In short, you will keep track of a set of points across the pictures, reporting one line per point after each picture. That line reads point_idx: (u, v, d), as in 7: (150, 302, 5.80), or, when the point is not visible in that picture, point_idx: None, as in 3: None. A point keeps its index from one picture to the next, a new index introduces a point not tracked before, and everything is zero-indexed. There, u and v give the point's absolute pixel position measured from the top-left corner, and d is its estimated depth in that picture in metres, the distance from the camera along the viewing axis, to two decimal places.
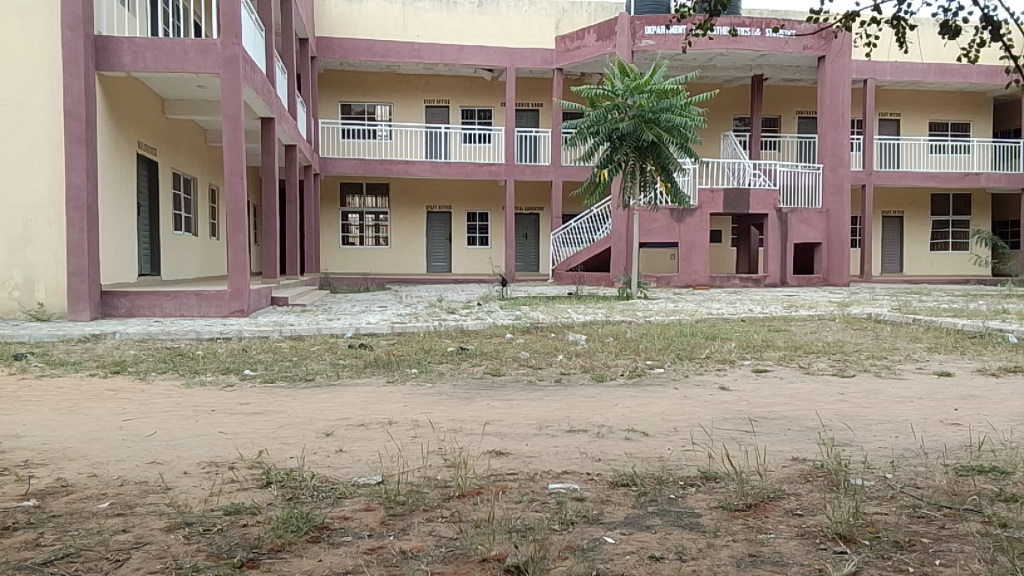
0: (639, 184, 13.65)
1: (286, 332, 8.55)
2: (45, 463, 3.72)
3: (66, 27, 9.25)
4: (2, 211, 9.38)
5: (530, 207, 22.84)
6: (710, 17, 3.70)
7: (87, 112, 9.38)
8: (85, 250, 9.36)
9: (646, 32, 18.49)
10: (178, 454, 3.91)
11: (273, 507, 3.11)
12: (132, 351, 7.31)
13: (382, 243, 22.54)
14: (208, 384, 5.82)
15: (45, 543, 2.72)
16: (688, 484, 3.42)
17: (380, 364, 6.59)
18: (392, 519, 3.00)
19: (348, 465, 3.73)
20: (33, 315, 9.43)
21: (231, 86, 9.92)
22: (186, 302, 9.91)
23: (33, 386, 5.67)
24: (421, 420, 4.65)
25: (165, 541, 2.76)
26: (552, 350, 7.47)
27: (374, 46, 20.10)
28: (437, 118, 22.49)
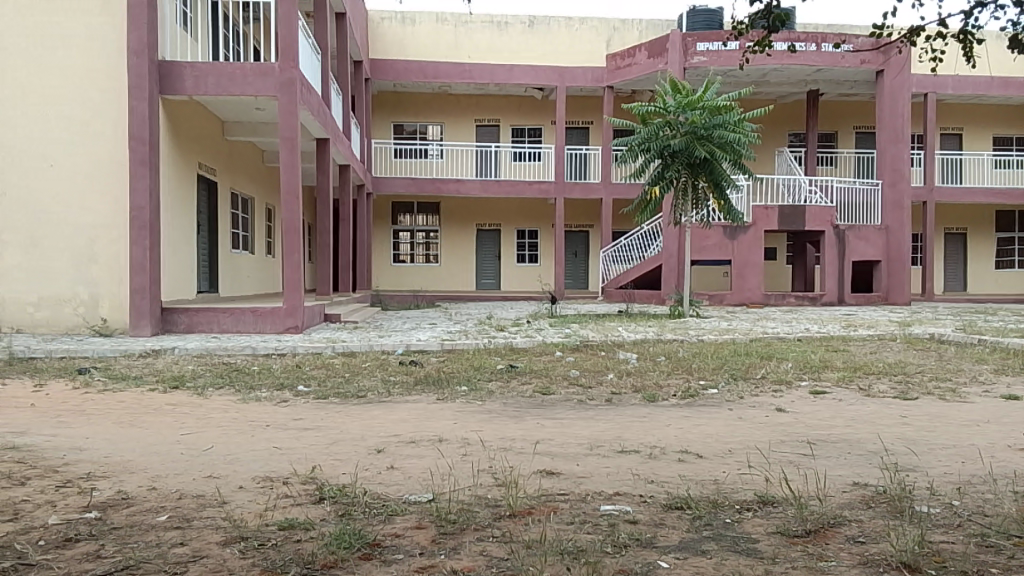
0: (691, 201, 13.56)
1: (339, 348, 8.67)
2: (107, 476, 3.82)
3: (133, 53, 9.58)
4: (68, 230, 9.77)
5: (580, 225, 22.80)
6: (769, 34, 3.67)
7: (151, 135, 9.67)
8: (146, 268, 9.59)
9: (699, 48, 18.36)
10: (234, 469, 3.98)
11: (325, 523, 3.14)
12: (190, 366, 7.49)
13: (433, 260, 22.75)
14: (263, 399, 5.92)
15: (106, 555, 2.79)
16: (744, 508, 3.33)
17: (430, 381, 6.62)
18: (443, 537, 3.00)
19: (399, 482, 3.75)
20: (97, 330, 9.75)
21: (289, 108, 10.16)
22: (242, 319, 10.11)
23: (96, 400, 5.85)
24: (472, 438, 4.65)
25: (221, 555, 2.80)
26: (602, 368, 7.41)
27: (426, 66, 20.40)
28: (488, 136, 22.68)
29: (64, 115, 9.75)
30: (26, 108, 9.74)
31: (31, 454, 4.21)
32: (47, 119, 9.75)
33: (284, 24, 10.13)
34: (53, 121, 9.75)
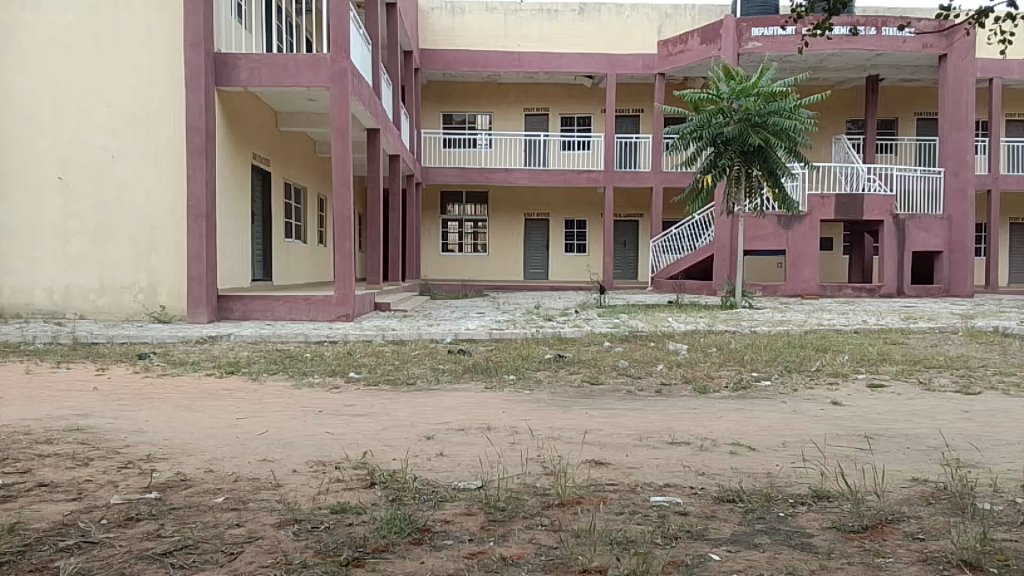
0: (745, 190, 13.32)
1: (389, 336, 8.77)
2: (166, 457, 3.93)
3: (189, 46, 9.80)
4: (129, 219, 10.05)
5: (630, 214, 22.61)
6: (828, 18, 3.54)
7: (207, 126, 9.89)
8: (203, 256, 9.84)
9: (753, 34, 17.99)
10: (288, 453, 4.06)
11: (377, 508, 3.17)
12: (245, 352, 7.67)
13: (481, 250, 22.84)
14: (315, 385, 6.04)
15: (165, 535, 2.87)
16: (798, 503, 3.27)
17: (479, 370, 6.65)
18: (493, 525, 3.01)
19: (449, 468, 3.77)
20: (157, 317, 10.03)
21: (341, 98, 10.28)
22: (296, 306, 10.31)
23: (155, 384, 6.04)
24: (521, 427, 4.65)
25: (276, 537, 2.85)
26: (652, 359, 7.34)
27: (475, 56, 20.44)
28: (537, 125, 22.61)
29: (125, 106, 10.02)
30: (89, 100, 10.05)
31: (95, 435, 4.36)
32: (109, 111, 10.03)
33: (335, 16, 10.23)
34: (115, 113, 10.03)
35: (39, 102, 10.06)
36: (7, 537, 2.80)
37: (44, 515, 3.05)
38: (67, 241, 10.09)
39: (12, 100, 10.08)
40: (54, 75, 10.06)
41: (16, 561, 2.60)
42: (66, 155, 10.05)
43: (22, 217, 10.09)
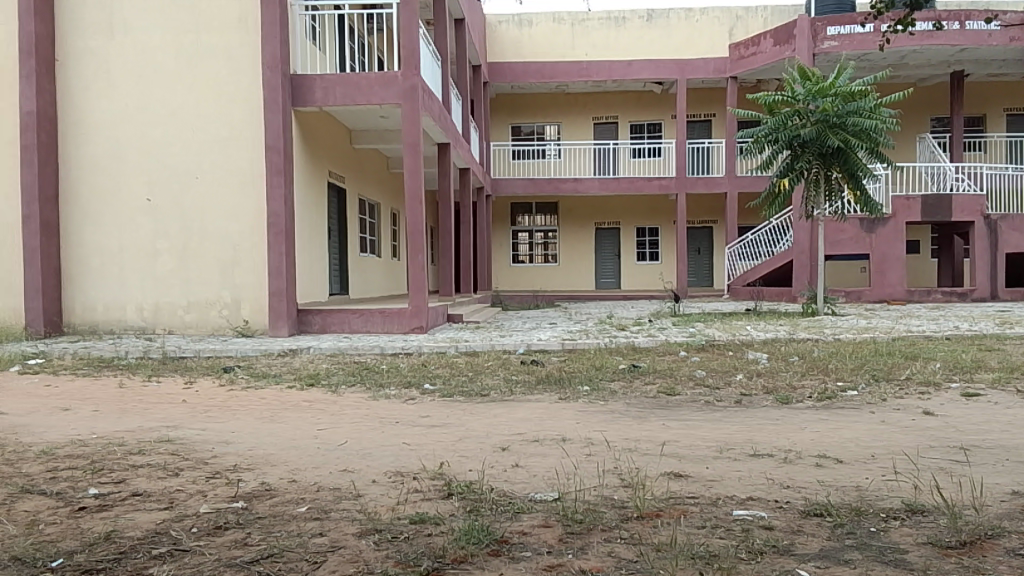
0: (824, 193, 12.94)
1: (462, 348, 8.85)
2: (251, 468, 4.06)
3: (267, 68, 10.20)
4: (213, 238, 10.44)
5: (704, 221, 22.26)
6: (911, 13, 3.40)
7: (284, 144, 10.23)
8: (283, 271, 10.18)
9: (830, 32, 17.52)
10: (368, 463, 4.13)
11: (455, 518, 3.20)
12: (324, 365, 7.85)
13: (551, 260, 22.85)
14: (391, 397, 6.13)
15: (252, 543, 2.95)
16: (890, 517, 3.13)
17: (553, 381, 6.63)
18: (571, 537, 2.98)
19: (525, 480, 3.77)
20: (240, 331, 10.37)
21: (412, 114, 10.47)
22: (371, 319, 10.51)
23: (239, 396, 6.24)
24: (596, 438, 4.61)
25: (358, 546, 2.90)
26: (730, 369, 7.17)
27: (543, 67, 20.55)
28: (606, 134, 22.54)
29: (206, 128, 10.44)
30: (173, 124, 10.50)
31: (185, 446, 4.53)
32: (191, 133, 10.46)
33: (406, 33, 10.47)
34: (197, 135, 10.45)
35: (128, 127, 10.57)
36: (103, 544, 2.93)
37: (138, 523, 3.18)
38: (155, 260, 10.56)
39: (103, 126, 10.61)
40: (141, 102, 10.55)
41: (113, 567, 2.71)
42: (154, 177, 10.53)
43: (113, 238, 10.61)
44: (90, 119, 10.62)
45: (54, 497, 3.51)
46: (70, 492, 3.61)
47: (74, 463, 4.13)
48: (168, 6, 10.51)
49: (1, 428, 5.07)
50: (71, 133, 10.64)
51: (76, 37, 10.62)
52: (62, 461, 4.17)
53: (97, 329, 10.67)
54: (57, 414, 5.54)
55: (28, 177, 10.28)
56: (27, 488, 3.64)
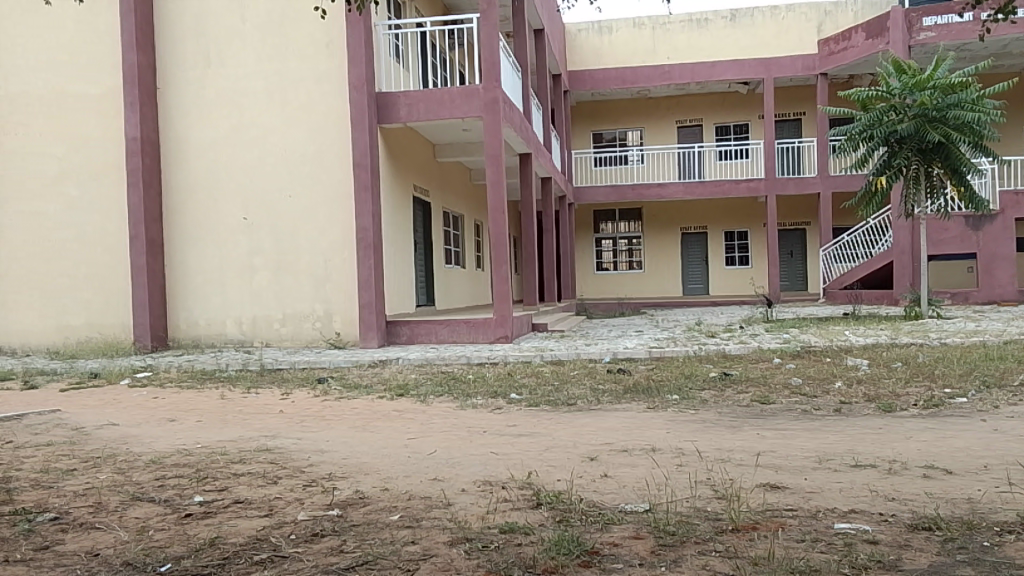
0: (925, 190, 12.34)
1: (547, 356, 8.85)
2: (346, 476, 4.16)
3: (353, 88, 10.51)
4: (305, 253, 10.81)
5: (795, 222, 21.60)
6: (1013, 2, 3.27)
7: (371, 161, 10.50)
8: (372, 284, 10.43)
9: (925, 23, 16.79)
10: (457, 472, 4.17)
11: (545, 528, 3.19)
12: (413, 375, 7.98)
13: (636, 267, 22.60)
14: (479, 406, 6.17)
15: (348, 550, 3.02)
16: (1006, 531, 2.94)
17: (641, 390, 6.53)
18: (664, 549, 2.92)
19: (615, 490, 3.72)
20: (333, 343, 10.67)
21: (494, 127, 10.57)
22: (458, 329, 10.64)
23: (333, 406, 6.41)
24: (688, 448, 4.51)
25: (450, 555, 2.93)
26: (828, 376, 6.90)
27: (624, 73, 20.57)
28: (690, 137, 22.16)
29: (297, 148, 10.82)
30: (267, 146, 10.93)
31: (282, 455, 4.69)
32: (284, 154, 10.87)
33: (487, 47, 10.61)
34: (290, 155, 10.85)
35: (225, 151, 11.07)
36: (208, 550, 3.05)
37: (240, 530, 3.31)
38: (252, 276, 11.00)
39: (202, 150, 11.14)
40: (237, 126, 11.03)
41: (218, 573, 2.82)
42: (250, 196, 10.98)
43: (213, 255, 11.12)
44: (190, 144, 11.18)
45: (163, 505, 3.69)
46: (178, 499, 3.78)
47: (181, 471, 4.33)
48: (260, 33, 10.98)
49: (114, 438, 5.36)
50: (173, 157, 11.22)
51: (176, 66, 11.21)
52: (170, 469, 4.38)
53: (199, 343, 11.19)
54: (165, 425, 5.83)
55: (135, 200, 10.88)
56: (138, 495, 3.84)
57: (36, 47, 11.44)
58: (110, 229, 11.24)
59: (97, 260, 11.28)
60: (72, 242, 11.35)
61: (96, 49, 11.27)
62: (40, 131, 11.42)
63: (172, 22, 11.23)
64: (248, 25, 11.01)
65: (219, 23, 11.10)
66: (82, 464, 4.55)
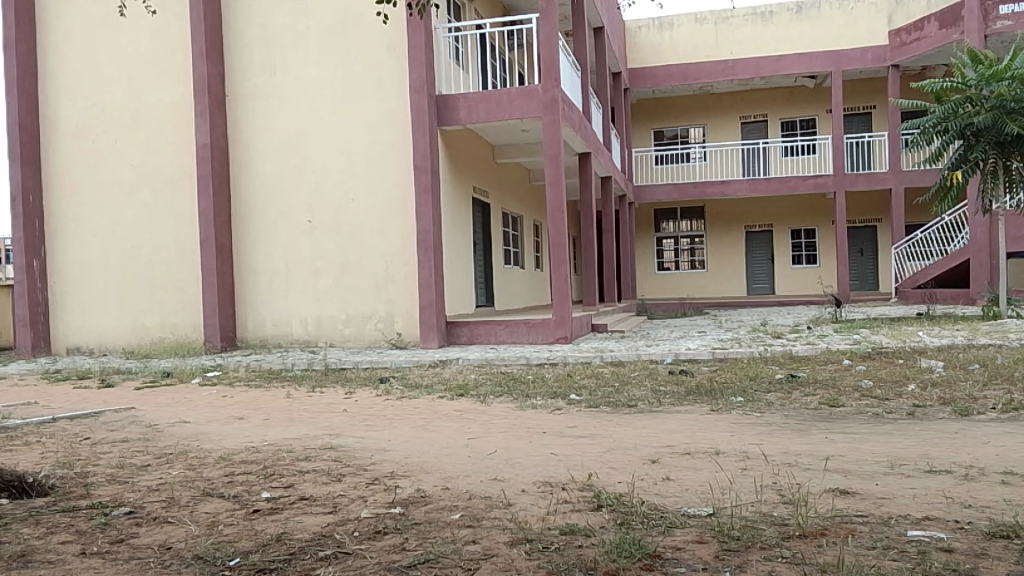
0: (1004, 185, 11.82)
1: (607, 357, 8.78)
2: (408, 475, 4.20)
3: (414, 91, 10.63)
4: (367, 254, 10.99)
5: (865, 220, 20.96)
6: None
7: (431, 163, 10.60)
8: (432, 285, 10.54)
9: (1002, 11, 16.02)
10: (517, 473, 4.17)
11: (606, 531, 3.16)
12: (473, 376, 8.02)
13: (699, 266, 22.26)
14: (538, 407, 6.16)
15: (410, 548, 3.05)
16: None
17: (704, 392, 6.41)
18: (728, 554, 2.87)
19: (677, 493, 3.66)
20: (394, 343, 10.84)
21: (553, 127, 10.56)
22: (517, 330, 10.64)
23: (394, 406, 6.49)
24: (753, 452, 4.41)
25: (510, 555, 2.93)
26: (901, 378, 6.66)
27: (686, 69, 20.36)
28: (755, 133, 21.74)
29: (359, 152, 11.00)
30: (330, 150, 11.15)
31: (346, 453, 4.77)
32: (346, 158, 11.07)
33: (545, 48, 10.60)
34: (352, 158, 11.04)
35: (290, 155, 11.33)
36: (275, 545, 3.13)
37: (306, 526, 3.38)
38: (316, 277, 11.23)
39: (268, 155, 11.42)
40: (301, 131, 11.28)
41: (284, 568, 2.88)
42: (314, 199, 11.21)
43: (279, 257, 11.40)
44: (257, 149, 11.47)
45: (232, 500, 3.79)
46: (246, 495, 3.88)
47: (249, 468, 4.45)
48: (324, 40, 11.21)
49: (185, 435, 5.54)
50: (241, 162, 11.53)
51: (244, 74, 11.53)
52: (238, 466, 4.50)
53: (266, 342, 11.49)
54: (234, 422, 5.99)
55: (204, 204, 11.22)
56: (208, 491, 3.96)
57: (112, 59, 11.91)
58: (182, 233, 11.63)
59: (171, 263, 11.69)
60: (146, 246, 11.79)
61: (168, 59, 11.68)
62: (117, 140, 11.89)
63: (240, 31, 11.55)
64: (312, 33, 11.26)
65: (285, 30, 11.36)
66: (156, 460, 4.72)
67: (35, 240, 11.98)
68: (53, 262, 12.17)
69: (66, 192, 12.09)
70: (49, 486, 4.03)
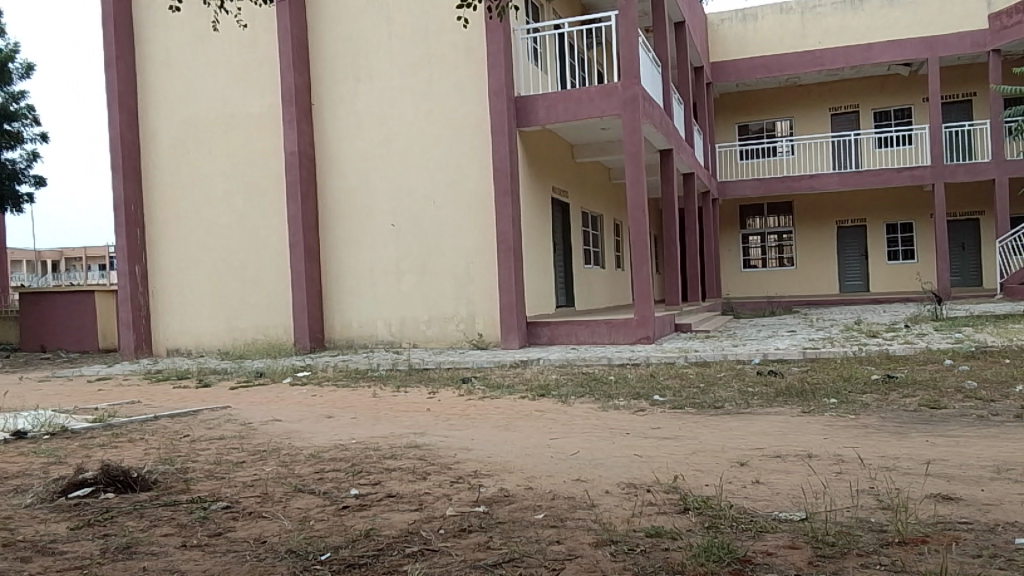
0: None
1: (692, 357, 8.61)
2: (490, 474, 4.23)
3: (493, 94, 10.71)
4: (449, 256, 11.14)
5: (966, 212, 19.92)
6: None
7: (510, 165, 10.65)
8: (512, 285, 10.59)
9: None
10: (600, 473, 4.14)
11: (693, 534, 3.09)
12: (554, 376, 8.00)
13: (787, 264, 21.59)
14: (621, 408, 6.10)
15: (494, 547, 3.06)
16: None
17: (794, 393, 6.21)
18: (822, 560, 2.76)
19: (767, 497, 3.55)
20: (476, 343, 10.95)
21: (633, 124, 10.44)
22: (598, 330, 10.59)
23: (478, 405, 6.55)
24: (848, 455, 4.25)
25: (595, 556, 2.91)
26: (1008, 379, 6.29)
27: (770, 61, 19.87)
28: (846, 124, 20.94)
29: (440, 155, 11.16)
30: (412, 154, 11.35)
31: (430, 452, 4.83)
32: (428, 161, 11.24)
33: (625, 44, 10.50)
34: (433, 161, 11.21)
35: (373, 160, 11.58)
36: (363, 541, 3.19)
37: (392, 523, 3.44)
38: (400, 279, 11.45)
39: (352, 160, 11.70)
40: (384, 135, 11.51)
41: (372, 564, 2.94)
42: (397, 203, 11.43)
43: (364, 261, 11.66)
44: (342, 155, 11.76)
45: (322, 496, 3.90)
46: (335, 492, 3.98)
47: (337, 465, 4.57)
48: (406, 47, 11.41)
49: (278, 433, 5.73)
50: (327, 169, 11.86)
51: (329, 82, 11.85)
52: (328, 463, 4.63)
53: (353, 343, 11.78)
54: (324, 421, 6.17)
55: (293, 210, 11.59)
56: (300, 487, 4.08)
57: (207, 73, 12.45)
58: (273, 238, 12.06)
59: (263, 267, 12.14)
60: (239, 251, 12.27)
61: (259, 71, 12.14)
62: (211, 150, 12.41)
63: (326, 41, 11.88)
64: (394, 40, 11.49)
65: (368, 38, 11.62)
66: (250, 457, 4.90)
67: (137, 248, 12.60)
68: (154, 268, 12.79)
69: (165, 201, 12.69)
70: (153, 481, 4.24)
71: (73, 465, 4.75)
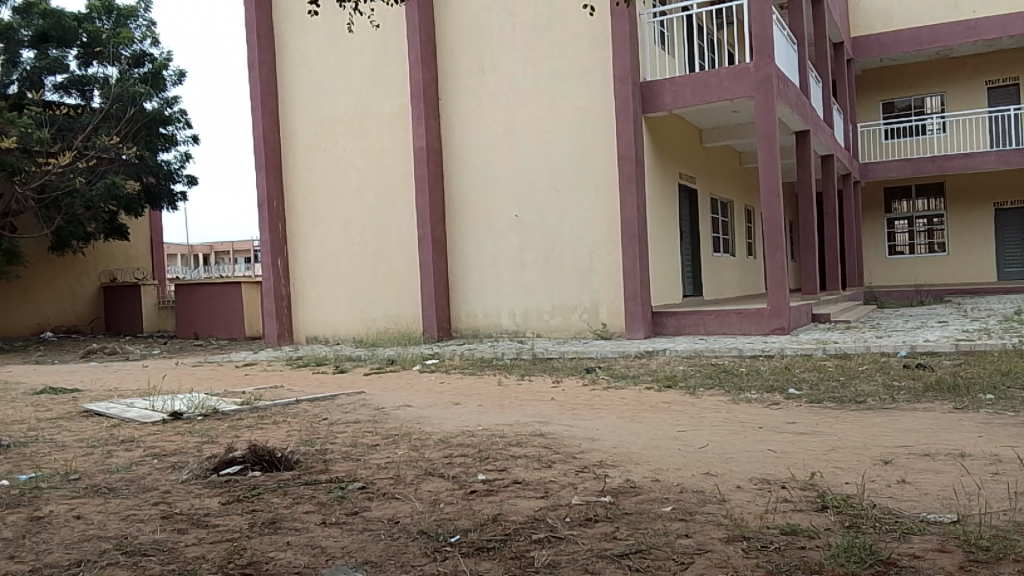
0: None
1: (831, 349, 8.18)
2: (617, 465, 4.19)
3: (618, 80, 10.57)
4: (572, 246, 11.13)
5: None
6: None
7: (636, 153, 10.49)
8: (637, 274, 10.43)
9: None
10: (731, 468, 4.00)
11: (832, 533, 2.94)
12: (682, 367, 7.84)
13: (937, 250, 20.14)
14: (753, 400, 5.90)
15: (622, 537, 3.03)
16: None
17: (945, 388, 5.79)
18: (976, 566, 2.56)
19: (914, 498, 3.33)
20: (599, 333, 10.92)
21: (766, 105, 10.01)
22: (728, 320, 10.26)
23: (602, 396, 6.50)
24: (1007, 455, 3.91)
25: (726, 551, 2.82)
26: None
27: (919, 32, 18.47)
28: (1004, 99, 19.31)
29: (564, 145, 11.15)
30: (536, 145, 11.39)
31: (555, 441, 4.84)
32: (552, 151, 11.26)
33: (758, 22, 10.07)
34: (557, 151, 11.21)
35: (499, 151, 11.71)
36: (491, 525, 3.24)
37: (520, 509, 3.47)
38: (523, 270, 11.55)
39: (477, 153, 11.89)
40: (508, 127, 11.63)
41: (500, 548, 2.98)
42: (521, 193, 11.52)
43: (489, 253, 11.85)
44: (466, 148, 11.98)
45: (451, 480, 3.99)
46: (464, 476, 4.07)
47: (465, 451, 4.66)
48: (531, 37, 11.45)
49: (408, 418, 5.92)
50: (453, 162, 12.11)
51: (455, 76, 12.08)
52: (456, 449, 4.73)
53: (479, 333, 12.00)
54: (452, 407, 6.33)
55: (422, 203, 11.92)
56: (431, 471, 4.20)
57: (341, 73, 12.99)
58: (402, 230, 12.47)
59: (394, 259, 12.58)
60: (371, 243, 12.76)
61: (390, 68, 12.55)
62: (346, 146, 12.97)
63: (452, 34, 12.11)
64: (520, 31, 11.55)
65: (493, 31, 11.76)
66: (384, 441, 5.08)
67: (279, 241, 13.37)
68: (294, 261, 13.51)
69: (304, 197, 13.36)
70: (294, 461, 4.49)
71: (224, 444, 5.11)
